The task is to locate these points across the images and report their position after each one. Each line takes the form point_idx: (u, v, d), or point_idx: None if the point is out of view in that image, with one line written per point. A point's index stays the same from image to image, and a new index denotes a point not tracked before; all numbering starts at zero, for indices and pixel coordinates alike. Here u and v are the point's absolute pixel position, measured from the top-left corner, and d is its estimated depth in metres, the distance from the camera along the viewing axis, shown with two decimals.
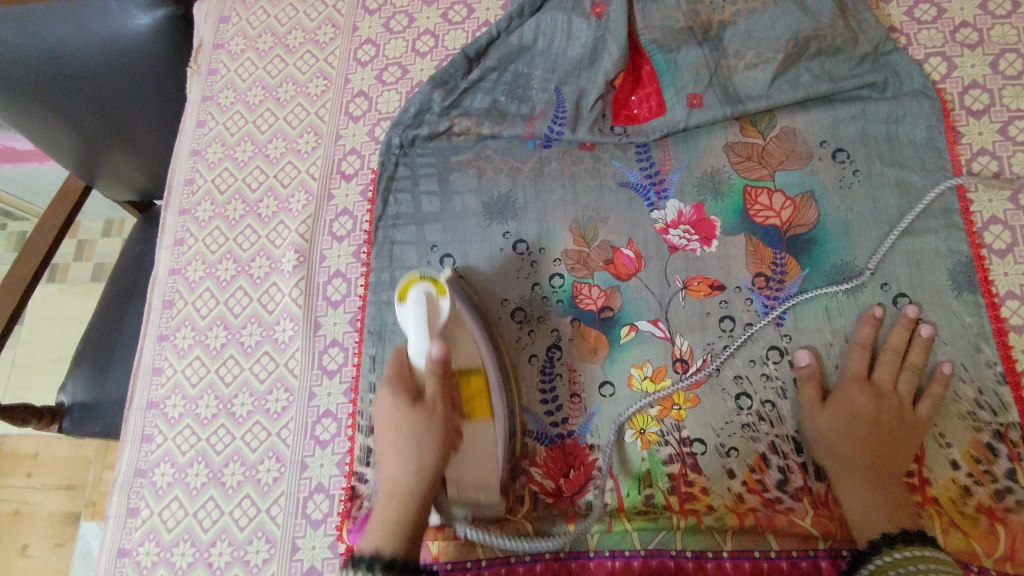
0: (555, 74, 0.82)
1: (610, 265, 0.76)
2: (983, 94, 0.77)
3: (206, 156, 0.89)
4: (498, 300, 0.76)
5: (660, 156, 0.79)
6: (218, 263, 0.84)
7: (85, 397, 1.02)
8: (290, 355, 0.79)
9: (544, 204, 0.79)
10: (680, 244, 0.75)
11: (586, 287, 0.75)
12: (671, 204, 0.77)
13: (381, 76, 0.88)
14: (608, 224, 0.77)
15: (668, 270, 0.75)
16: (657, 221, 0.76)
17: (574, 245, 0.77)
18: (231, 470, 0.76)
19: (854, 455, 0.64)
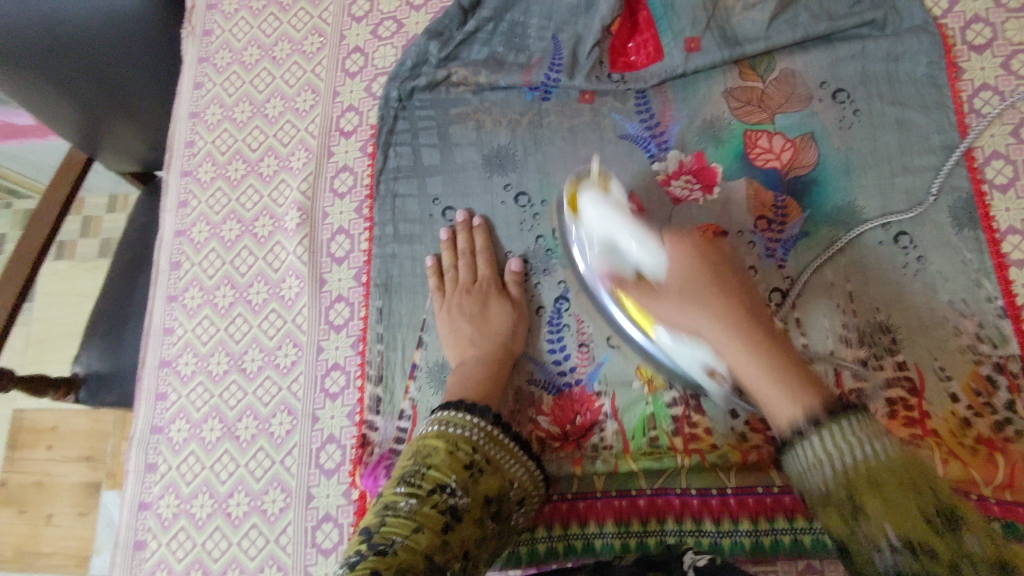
0: (552, 22, 0.81)
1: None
2: (985, 28, 0.76)
3: (205, 118, 0.89)
4: (504, 255, 0.78)
5: (660, 107, 0.78)
6: (222, 224, 0.85)
7: (100, 366, 1.03)
8: (298, 312, 0.80)
9: (544, 156, 0.79)
10: (682, 196, 0.75)
11: None
12: (672, 155, 0.77)
13: (376, 31, 0.88)
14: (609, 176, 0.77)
15: (671, 219, 0.75)
16: (658, 173, 0.77)
17: None
18: (245, 424, 0.77)
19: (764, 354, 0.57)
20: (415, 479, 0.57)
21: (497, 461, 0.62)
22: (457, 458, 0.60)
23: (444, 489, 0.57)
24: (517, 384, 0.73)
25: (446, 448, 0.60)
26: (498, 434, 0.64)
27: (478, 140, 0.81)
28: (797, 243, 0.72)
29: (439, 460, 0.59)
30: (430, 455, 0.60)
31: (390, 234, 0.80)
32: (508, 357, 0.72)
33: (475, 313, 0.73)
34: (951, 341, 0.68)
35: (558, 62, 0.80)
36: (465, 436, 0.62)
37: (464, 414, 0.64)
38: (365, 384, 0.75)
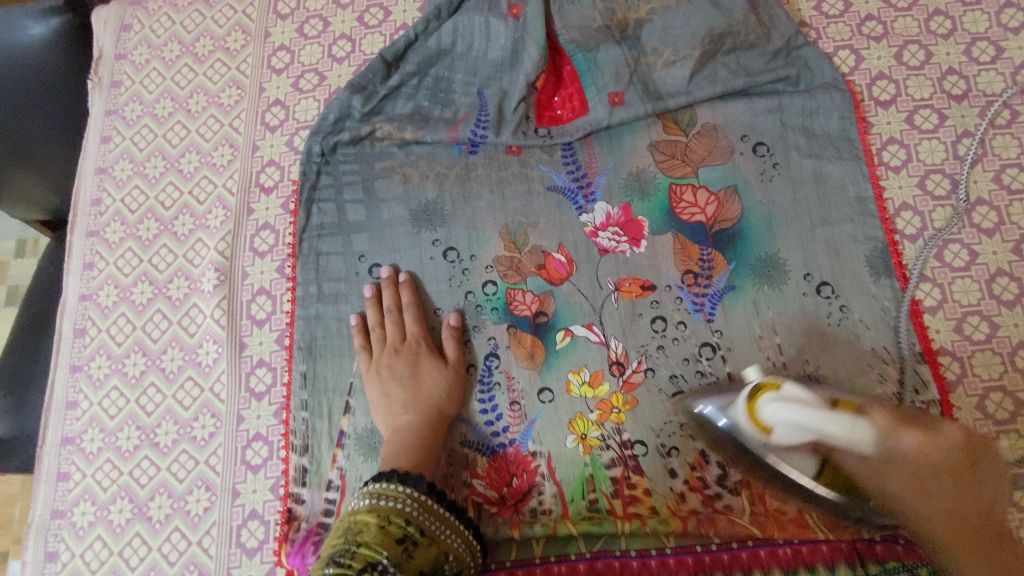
0: (476, 77, 0.80)
1: (542, 270, 0.75)
2: (889, 85, 0.79)
3: (113, 174, 0.85)
4: (432, 310, 0.76)
5: (586, 157, 0.79)
6: (132, 286, 0.80)
7: None
8: (216, 379, 0.76)
9: (472, 211, 0.78)
10: (610, 246, 0.75)
11: (519, 293, 0.75)
12: (599, 206, 0.77)
13: (297, 84, 0.85)
14: (538, 228, 0.77)
15: (600, 272, 0.75)
16: (586, 225, 0.76)
17: (505, 251, 0.76)
18: (157, 504, 0.72)
19: (942, 488, 0.54)
20: (343, 558, 0.53)
21: (431, 534, 0.59)
22: (390, 532, 0.56)
23: (376, 566, 0.53)
24: (450, 448, 0.71)
25: (377, 522, 0.57)
26: (431, 503, 0.61)
27: (403, 196, 0.79)
28: (724, 295, 0.73)
29: (370, 536, 0.55)
30: (361, 532, 0.56)
31: (314, 293, 0.77)
32: (443, 422, 0.70)
33: (408, 376, 0.71)
34: (877, 389, 0.69)
35: (485, 114, 0.79)
36: (396, 508, 0.59)
37: (397, 485, 0.61)
38: (290, 455, 0.72)
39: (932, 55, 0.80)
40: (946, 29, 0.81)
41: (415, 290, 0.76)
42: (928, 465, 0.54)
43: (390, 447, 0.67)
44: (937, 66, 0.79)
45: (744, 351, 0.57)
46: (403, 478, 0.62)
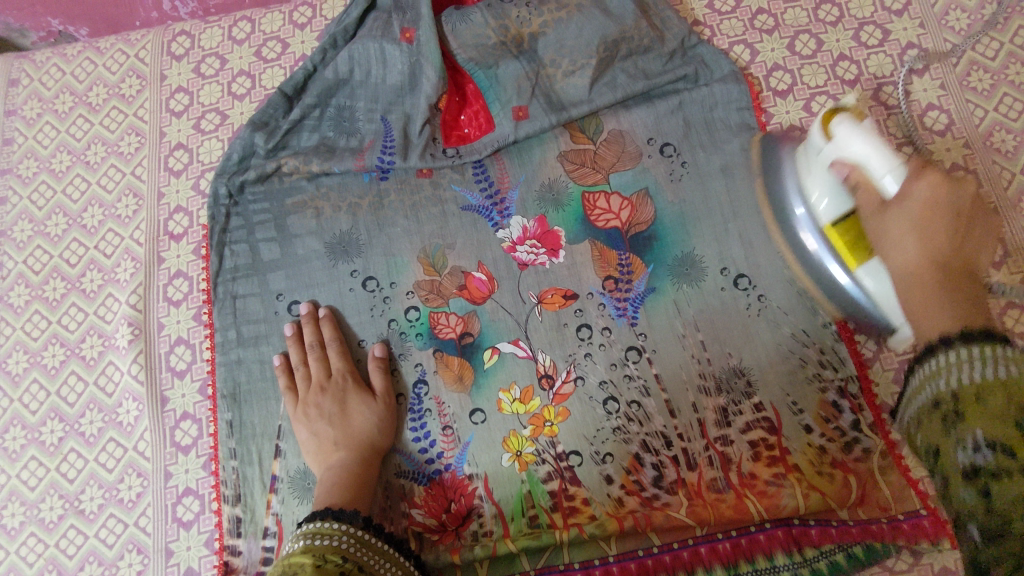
0: (378, 103, 0.80)
1: (463, 290, 0.75)
2: (786, 75, 0.81)
3: (13, 236, 0.81)
4: (357, 342, 0.75)
5: (498, 173, 0.79)
6: (43, 350, 0.77)
7: None
8: (139, 437, 0.73)
9: (388, 239, 0.77)
10: (529, 260, 0.75)
11: (443, 316, 0.74)
12: (515, 221, 0.77)
13: (198, 125, 0.83)
14: (456, 249, 0.76)
15: (521, 287, 0.75)
16: (504, 241, 0.76)
17: (424, 275, 0.76)
18: (88, 573, 0.69)
19: (912, 243, 0.50)
20: None
21: (369, 568, 0.58)
22: (327, 570, 0.54)
23: None
24: (385, 480, 0.70)
25: (313, 562, 0.54)
26: (367, 537, 0.60)
27: (314, 230, 0.78)
28: (644, 299, 0.73)
29: (309, 573, 0.52)
30: (298, 572, 0.52)
31: (234, 338, 0.75)
32: (377, 454, 0.69)
33: (338, 415, 0.69)
34: (798, 374, 0.70)
35: (390, 142, 0.78)
36: (331, 545, 0.57)
37: (332, 522, 0.59)
38: (222, 506, 0.70)
39: (822, 43, 0.82)
40: (834, 17, 0.83)
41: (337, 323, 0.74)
42: (926, 241, 0.49)
43: (323, 488, 0.65)
44: (828, 53, 0.82)
45: (856, 121, 0.62)
46: (337, 515, 0.60)
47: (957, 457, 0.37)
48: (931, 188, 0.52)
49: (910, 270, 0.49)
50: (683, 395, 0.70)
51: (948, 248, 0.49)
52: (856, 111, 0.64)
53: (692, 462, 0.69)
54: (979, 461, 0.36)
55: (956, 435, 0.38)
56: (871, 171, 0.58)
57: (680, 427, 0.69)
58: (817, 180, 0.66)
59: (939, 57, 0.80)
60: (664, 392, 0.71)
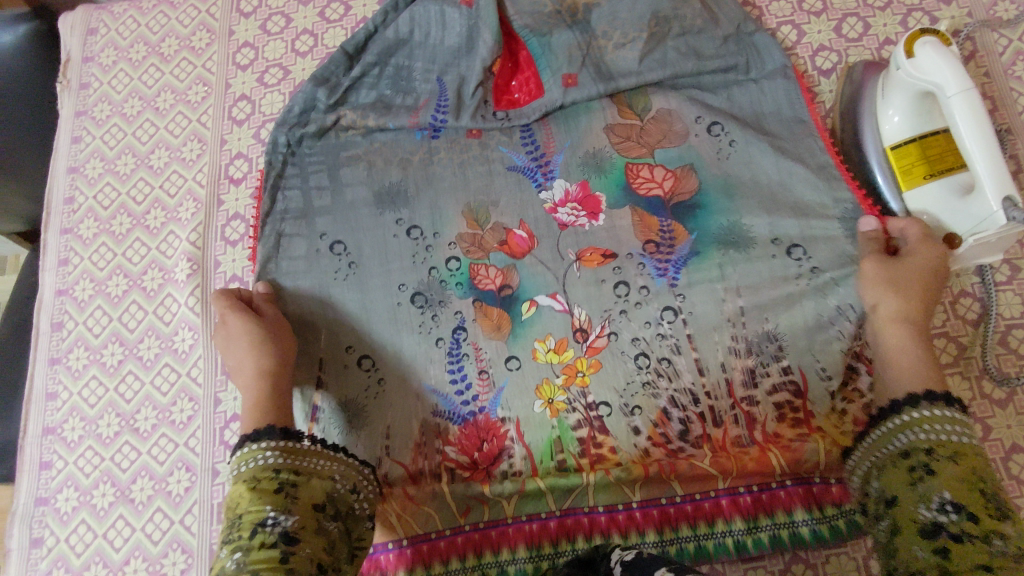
0: (435, 64, 0.84)
1: (504, 245, 0.76)
2: (831, 55, 0.84)
3: (85, 172, 0.87)
4: (396, 286, 0.75)
5: (544, 139, 0.81)
6: (108, 279, 0.82)
7: None
8: (193, 364, 0.78)
9: (436, 194, 0.79)
10: (570, 221, 0.76)
11: (483, 268, 0.76)
12: (558, 184, 0.78)
13: (262, 78, 0.88)
14: (500, 207, 0.78)
15: (560, 244, 0.76)
16: (546, 202, 0.78)
17: (468, 229, 0.77)
18: (139, 486, 0.74)
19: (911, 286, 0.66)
20: (233, 534, 0.53)
21: (306, 469, 0.60)
22: (263, 491, 0.56)
23: (265, 523, 0.53)
24: (420, 418, 0.73)
25: (249, 487, 0.56)
26: (293, 445, 0.61)
27: (364, 181, 0.80)
28: (687, 261, 0.73)
29: (247, 505, 0.54)
30: (239, 500, 0.55)
31: (282, 277, 0.77)
32: (250, 371, 0.66)
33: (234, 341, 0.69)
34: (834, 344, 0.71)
35: (442, 104, 0.82)
36: (266, 464, 0.58)
37: (253, 445, 0.60)
38: None
39: (869, 27, 0.84)
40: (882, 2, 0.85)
41: (379, 265, 0.76)
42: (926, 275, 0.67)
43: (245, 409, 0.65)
44: (874, 37, 0.83)
45: (939, 44, 0.67)
46: (263, 432, 0.61)
47: (918, 510, 0.53)
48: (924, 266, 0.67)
49: (892, 345, 0.65)
50: (715, 351, 0.71)
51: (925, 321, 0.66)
52: (944, 36, 0.69)
53: (718, 419, 0.71)
54: (942, 519, 0.51)
55: (924, 495, 0.54)
56: (945, 88, 0.65)
57: (709, 385, 0.71)
58: (895, 96, 0.72)
59: (985, 46, 0.81)
60: (695, 351, 0.71)
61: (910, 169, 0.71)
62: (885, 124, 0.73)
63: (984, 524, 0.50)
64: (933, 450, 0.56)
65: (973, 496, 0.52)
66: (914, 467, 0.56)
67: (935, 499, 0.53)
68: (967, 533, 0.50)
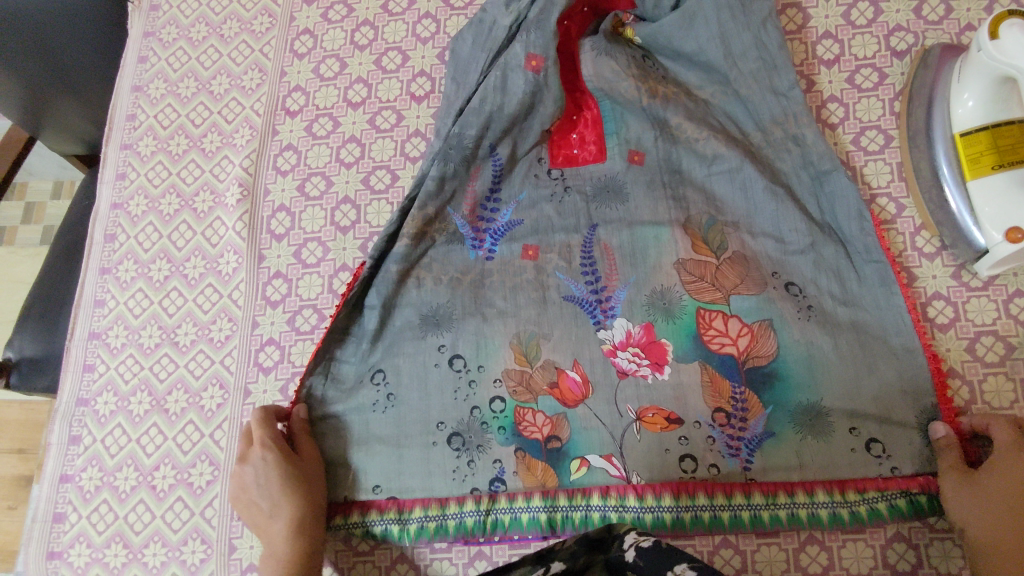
0: (490, 131, 0.78)
1: (556, 389, 0.71)
2: (907, 36, 0.80)
3: (148, 92, 0.89)
4: (433, 422, 0.71)
5: (606, 270, 0.75)
6: (161, 197, 0.84)
7: (34, 351, 1.00)
8: (234, 287, 0.80)
9: (484, 320, 0.74)
10: (630, 369, 0.71)
11: (529, 413, 0.71)
12: (618, 324, 0.73)
13: (326, 14, 0.89)
14: (553, 341, 0.73)
15: (619, 397, 0.71)
16: (605, 342, 0.72)
17: (516, 364, 0.72)
18: (174, 398, 0.76)
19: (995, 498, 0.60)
20: None
21: None
22: None
23: None
24: None
25: None
26: None
27: (400, 281, 0.75)
28: (763, 441, 0.68)
29: None
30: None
31: (320, 395, 0.73)
32: (275, 533, 0.65)
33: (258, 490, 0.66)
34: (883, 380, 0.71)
35: (496, 195, 0.79)
36: None
37: None
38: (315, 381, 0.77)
39: (951, 10, 0.80)
40: None
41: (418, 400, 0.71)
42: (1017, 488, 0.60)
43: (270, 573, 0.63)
44: (955, 21, 0.80)
45: None
46: None
47: None
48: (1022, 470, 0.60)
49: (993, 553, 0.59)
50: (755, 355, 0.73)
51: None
52: None
53: None
54: None
55: None
56: None
57: None
58: (973, 79, 0.69)
59: None
60: None
61: (978, 158, 0.69)
62: (958, 109, 0.71)
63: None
64: None
65: None
66: None
67: None
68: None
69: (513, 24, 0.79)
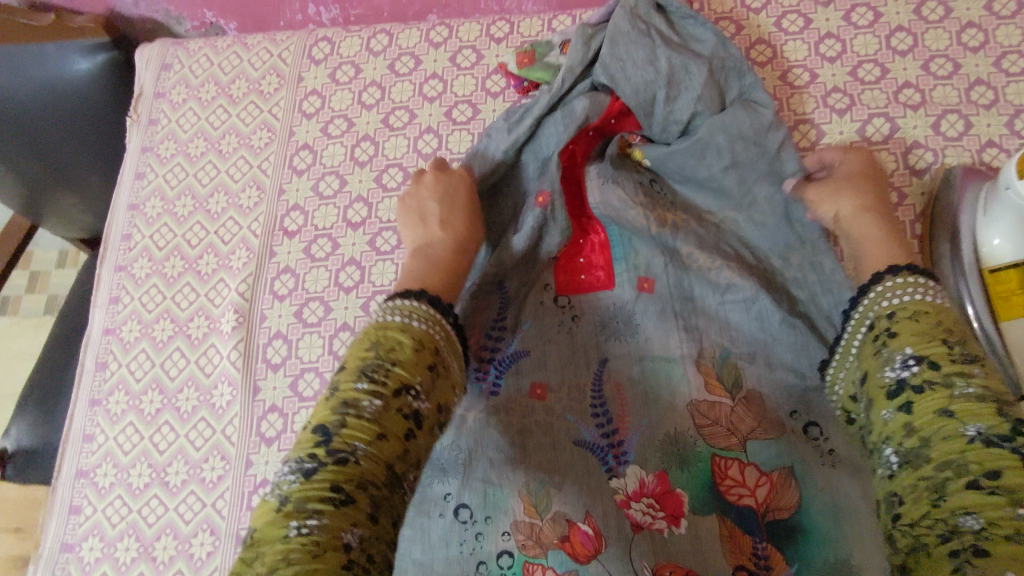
0: (500, 278, 0.83)
1: (566, 542, 0.65)
2: (927, 154, 0.88)
3: (144, 211, 1.04)
4: (455, 541, 0.68)
5: (619, 411, 0.75)
6: (155, 323, 0.97)
7: (32, 447, 1.10)
8: (226, 423, 0.90)
9: (491, 466, 0.71)
10: (645, 523, 0.67)
11: (538, 568, 0.64)
12: (632, 474, 0.70)
13: (327, 129, 1.02)
14: (563, 491, 0.69)
15: (633, 554, 0.65)
16: (617, 492, 0.69)
17: (524, 516, 0.67)
18: (210, 468, 0.88)
19: (873, 220, 0.73)
20: (373, 379, 0.56)
21: (443, 368, 0.61)
22: (396, 353, 0.58)
23: (407, 390, 0.57)
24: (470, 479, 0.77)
25: (407, 343, 0.59)
26: (442, 319, 0.65)
27: None
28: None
29: (393, 368, 0.57)
30: (394, 349, 0.58)
31: None
32: (434, 243, 0.78)
33: (421, 212, 0.81)
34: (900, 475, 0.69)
35: (501, 327, 0.81)
36: (404, 328, 0.61)
37: (413, 301, 0.64)
38: None
39: (970, 126, 0.88)
40: (988, 99, 0.89)
41: (425, 548, 0.69)
42: (872, 194, 0.76)
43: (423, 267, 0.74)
44: (975, 138, 0.87)
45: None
46: (409, 293, 0.65)
47: (954, 424, 0.52)
48: (851, 169, 0.79)
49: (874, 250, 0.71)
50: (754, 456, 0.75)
51: (887, 230, 0.72)
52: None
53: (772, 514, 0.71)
54: (973, 431, 0.51)
55: (949, 408, 0.53)
56: None
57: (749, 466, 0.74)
58: (999, 221, 0.74)
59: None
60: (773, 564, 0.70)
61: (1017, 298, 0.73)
62: (987, 246, 0.76)
63: (944, 369, 0.55)
64: (900, 326, 0.60)
65: (985, 416, 0.52)
66: (941, 369, 0.55)
67: (969, 425, 0.52)
68: (927, 381, 0.55)
69: (530, 121, 0.87)
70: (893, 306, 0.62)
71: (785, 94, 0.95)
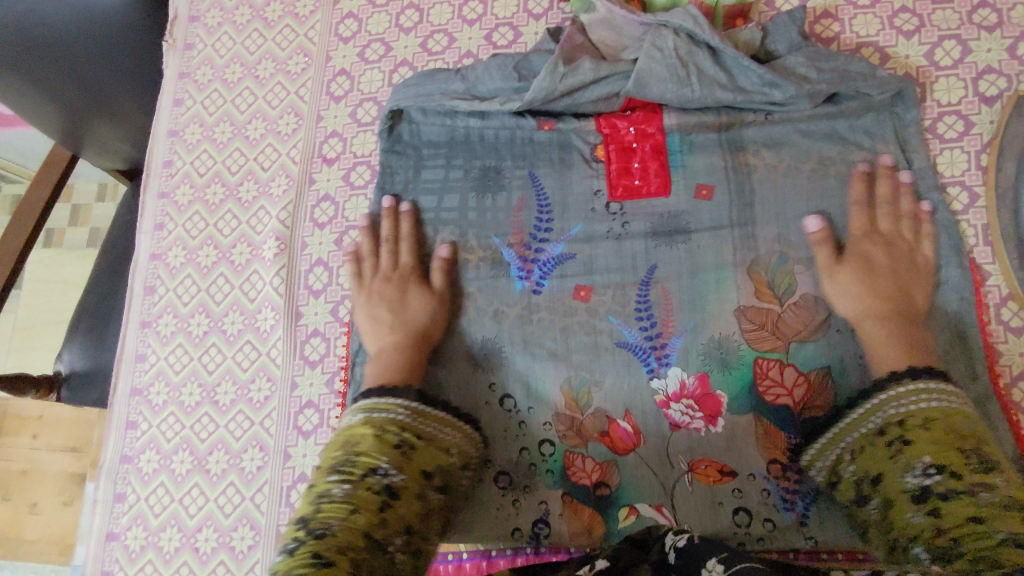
0: (526, 161, 0.77)
1: (605, 437, 0.68)
2: (999, 79, 0.73)
3: (184, 137, 0.87)
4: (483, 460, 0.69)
5: (663, 314, 0.70)
6: (199, 249, 0.83)
7: (83, 365, 0.96)
8: (273, 345, 0.78)
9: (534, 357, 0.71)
10: (682, 422, 0.68)
11: (579, 458, 0.68)
12: (673, 372, 0.69)
13: (363, 53, 0.85)
14: (604, 389, 0.69)
15: (670, 448, 0.67)
16: (657, 393, 0.68)
17: (565, 408, 0.69)
18: (215, 459, 0.76)
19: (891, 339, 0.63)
20: (348, 461, 0.53)
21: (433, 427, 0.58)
22: (385, 441, 0.55)
23: (376, 471, 0.52)
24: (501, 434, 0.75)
25: (374, 433, 0.56)
26: (423, 409, 0.61)
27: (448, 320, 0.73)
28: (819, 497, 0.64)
29: (368, 445, 0.54)
30: (358, 444, 0.55)
31: None
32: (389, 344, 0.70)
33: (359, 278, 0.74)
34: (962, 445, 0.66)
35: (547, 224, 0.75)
36: (392, 421, 0.58)
37: (390, 399, 0.61)
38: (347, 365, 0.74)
39: None
40: None
41: None
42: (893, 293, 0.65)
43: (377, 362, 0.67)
44: None
45: None
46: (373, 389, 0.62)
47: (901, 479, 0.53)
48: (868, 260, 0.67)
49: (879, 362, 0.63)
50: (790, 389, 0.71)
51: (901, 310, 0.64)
52: None
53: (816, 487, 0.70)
54: (927, 481, 0.50)
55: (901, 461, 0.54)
56: None
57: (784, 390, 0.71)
58: None
59: None
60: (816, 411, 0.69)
61: None
62: None
63: (965, 475, 0.49)
64: (911, 418, 0.56)
65: (954, 453, 0.51)
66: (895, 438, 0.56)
67: (918, 465, 0.52)
68: (950, 488, 0.49)
69: (567, 99, 0.74)
70: (902, 413, 0.57)
71: (843, 15, 0.79)
